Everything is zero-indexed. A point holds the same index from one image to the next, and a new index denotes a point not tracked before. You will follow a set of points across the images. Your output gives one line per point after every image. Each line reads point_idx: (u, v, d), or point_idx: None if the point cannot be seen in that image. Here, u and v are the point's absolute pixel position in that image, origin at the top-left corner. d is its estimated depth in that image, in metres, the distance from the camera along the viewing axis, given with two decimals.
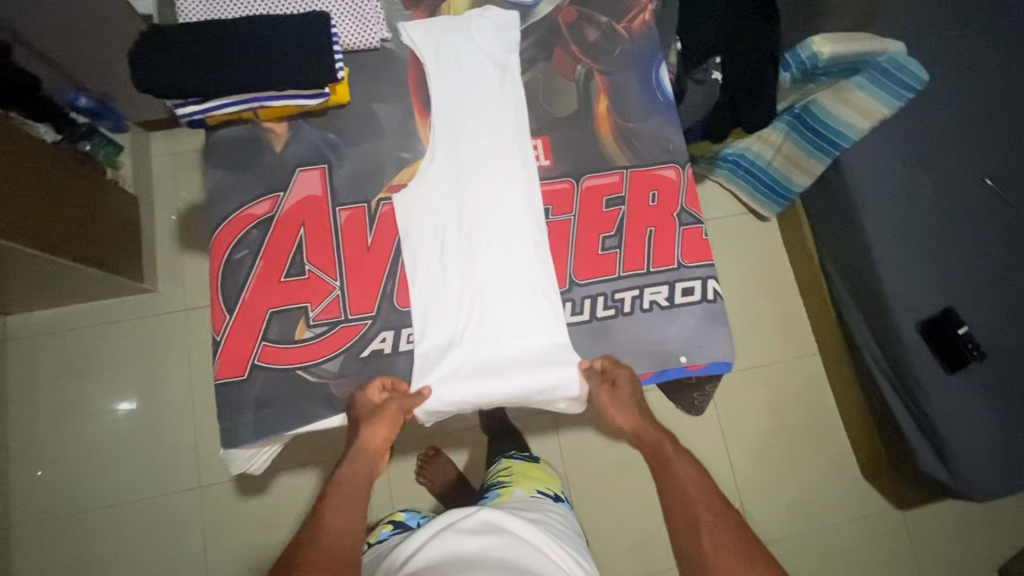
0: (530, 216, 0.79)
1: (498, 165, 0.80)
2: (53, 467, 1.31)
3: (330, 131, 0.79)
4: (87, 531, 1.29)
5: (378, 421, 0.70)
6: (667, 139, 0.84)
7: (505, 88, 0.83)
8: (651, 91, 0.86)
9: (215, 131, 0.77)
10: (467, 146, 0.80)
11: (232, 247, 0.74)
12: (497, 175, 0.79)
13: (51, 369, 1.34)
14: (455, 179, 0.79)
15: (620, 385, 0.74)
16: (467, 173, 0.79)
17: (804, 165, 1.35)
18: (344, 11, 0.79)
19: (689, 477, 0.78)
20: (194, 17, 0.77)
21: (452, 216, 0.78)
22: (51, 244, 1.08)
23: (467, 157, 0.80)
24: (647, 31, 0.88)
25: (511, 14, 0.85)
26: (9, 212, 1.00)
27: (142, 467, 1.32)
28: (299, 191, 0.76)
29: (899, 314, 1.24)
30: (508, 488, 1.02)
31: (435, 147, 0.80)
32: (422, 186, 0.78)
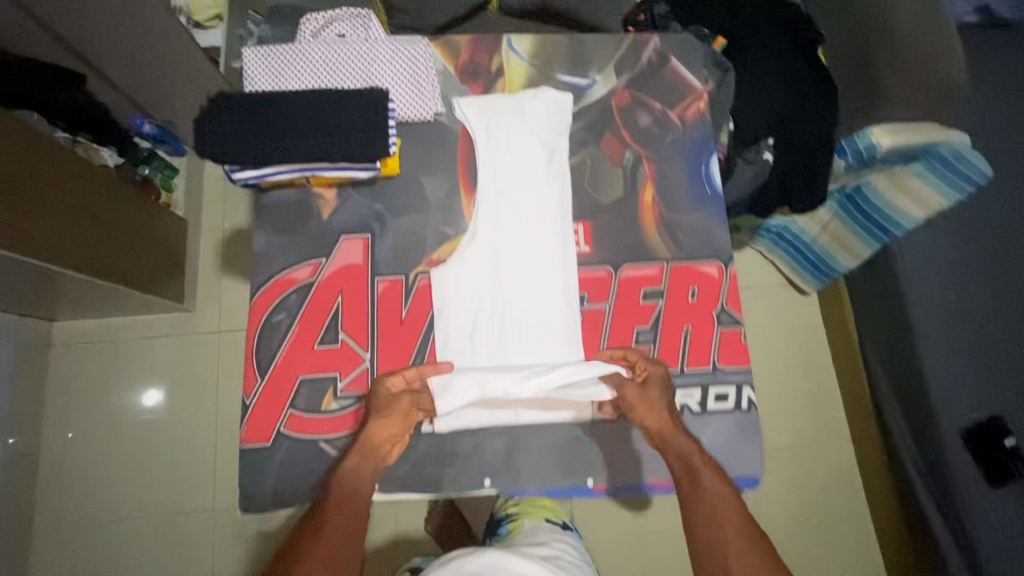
0: (564, 302, 0.78)
1: (540, 247, 0.80)
2: (80, 473, 1.35)
3: (377, 200, 0.80)
4: (104, 540, 1.32)
5: (388, 417, 0.69)
6: (711, 234, 0.82)
7: (552, 170, 0.83)
8: (700, 182, 0.84)
9: (265, 193, 0.79)
10: (510, 225, 0.80)
11: (271, 310, 0.75)
12: (538, 258, 0.79)
13: (89, 378, 1.40)
14: (495, 258, 0.79)
15: (653, 383, 0.73)
16: (507, 253, 0.79)
17: (852, 246, 1.33)
18: (403, 86, 0.82)
19: (722, 495, 0.67)
20: (260, 83, 0.80)
21: (488, 295, 0.78)
22: (103, 268, 1.13)
23: (509, 237, 0.80)
24: (700, 120, 0.87)
25: (566, 93, 0.85)
26: (70, 239, 1.05)
27: (164, 482, 1.36)
28: (341, 258, 0.78)
29: (943, 416, 1.17)
30: (517, 522, 0.98)
31: (478, 225, 0.80)
32: (461, 262, 0.78)
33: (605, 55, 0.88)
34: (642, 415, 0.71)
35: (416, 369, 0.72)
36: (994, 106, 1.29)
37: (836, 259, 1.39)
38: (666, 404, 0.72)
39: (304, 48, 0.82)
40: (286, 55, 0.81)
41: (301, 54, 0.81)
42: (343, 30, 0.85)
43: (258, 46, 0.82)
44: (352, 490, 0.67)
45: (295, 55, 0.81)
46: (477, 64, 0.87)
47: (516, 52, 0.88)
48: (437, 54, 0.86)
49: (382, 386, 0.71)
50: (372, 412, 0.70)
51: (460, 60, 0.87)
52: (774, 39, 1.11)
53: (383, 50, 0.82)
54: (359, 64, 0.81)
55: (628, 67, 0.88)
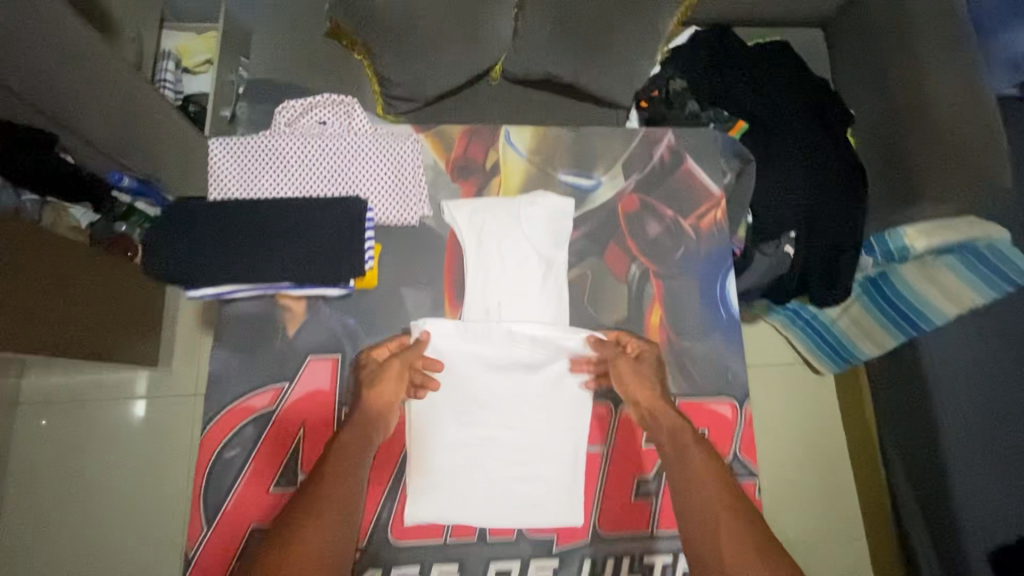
0: (555, 443, 0.70)
1: (531, 377, 0.71)
2: (40, 542, 1.27)
3: (352, 315, 0.72)
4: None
5: (383, 381, 0.68)
6: (725, 366, 0.73)
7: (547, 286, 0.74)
8: (714, 304, 0.75)
9: (228, 305, 0.70)
10: (497, 350, 0.71)
11: (223, 444, 0.67)
12: (527, 389, 0.71)
13: (56, 438, 1.32)
14: (480, 388, 0.70)
15: (643, 359, 0.71)
16: (493, 382, 0.71)
17: (876, 336, 1.21)
18: (386, 188, 0.74)
19: (711, 471, 0.64)
20: (226, 182, 0.72)
21: (469, 431, 0.69)
22: (69, 348, 1.05)
23: (496, 364, 0.71)
24: (717, 231, 0.78)
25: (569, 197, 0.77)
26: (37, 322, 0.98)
27: (128, 555, 1.27)
28: (305, 384, 0.69)
29: (969, 535, 1.07)
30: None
31: (462, 349, 0.71)
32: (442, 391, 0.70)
33: (613, 153, 0.80)
34: (634, 391, 0.70)
35: (396, 337, 0.71)
36: None
37: (858, 345, 1.26)
38: (660, 379, 0.71)
39: (277, 141, 0.73)
40: (256, 150, 0.73)
41: (273, 149, 0.73)
42: (322, 117, 0.76)
43: (226, 136, 0.74)
44: (368, 446, 0.65)
45: (267, 150, 0.73)
46: (470, 160, 0.78)
47: (514, 146, 0.79)
48: (426, 146, 0.78)
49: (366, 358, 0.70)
50: (364, 382, 0.68)
51: (452, 154, 0.78)
52: (799, 122, 1.02)
53: (365, 145, 0.74)
54: (338, 162, 0.73)
55: (638, 167, 0.79)
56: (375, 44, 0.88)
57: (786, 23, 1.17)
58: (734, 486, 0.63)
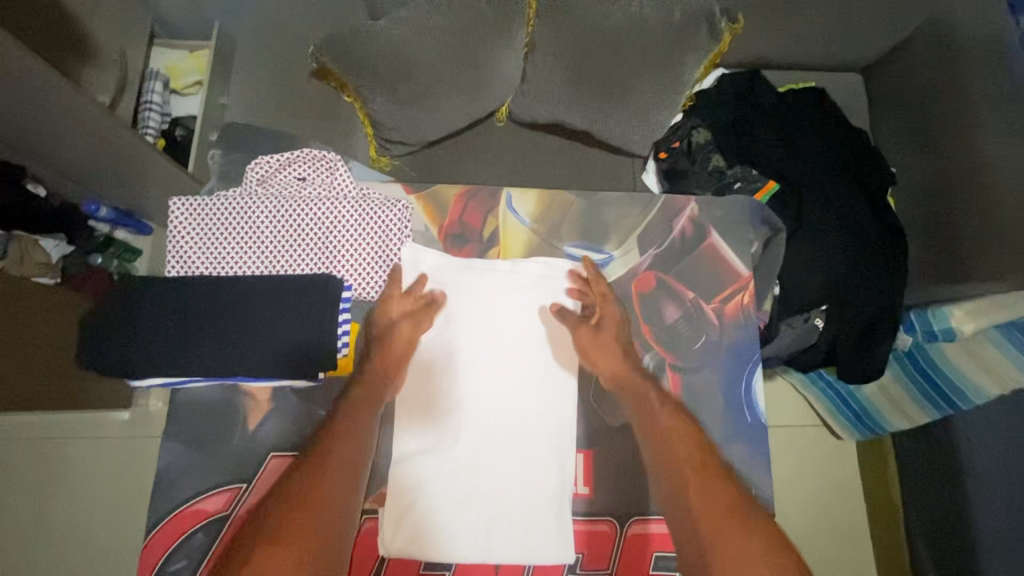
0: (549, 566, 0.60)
1: (525, 486, 0.62)
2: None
3: (323, 407, 0.63)
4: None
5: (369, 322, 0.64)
6: (749, 482, 0.63)
7: (548, 378, 0.65)
8: (738, 407, 0.65)
9: (180, 390, 0.62)
10: (486, 453, 0.62)
11: (168, 554, 0.58)
12: (520, 501, 0.61)
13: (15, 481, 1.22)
14: (465, 499, 0.61)
15: (609, 324, 0.66)
16: (482, 491, 0.61)
17: (907, 409, 1.11)
18: (368, 262, 0.66)
19: (684, 434, 0.62)
20: (186, 251, 0.64)
21: (452, 548, 0.60)
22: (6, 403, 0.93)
23: (484, 470, 0.62)
24: (743, 319, 0.68)
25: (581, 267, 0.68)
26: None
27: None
28: (265, 487, 0.60)
29: None
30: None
31: (449, 451, 0.62)
32: (421, 498, 0.61)
33: (626, 223, 0.71)
34: (599, 362, 0.65)
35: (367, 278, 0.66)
36: None
37: (884, 415, 1.16)
38: (624, 341, 0.66)
39: (247, 202, 0.65)
40: (222, 214, 0.64)
41: (243, 211, 0.65)
42: (301, 173, 0.68)
43: (189, 196, 0.66)
44: (370, 405, 0.61)
45: (234, 215, 0.65)
46: (466, 227, 0.69)
47: (516, 212, 0.70)
48: (417, 211, 0.69)
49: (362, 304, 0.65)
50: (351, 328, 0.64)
51: (446, 220, 0.69)
52: (833, 181, 0.92)
53: (347, 210, 0.66)
54: (315, 230, 0.65)
55: (655, 241, 0.70)
56: (367, 88, 0.80)
57: (822, 68, 1.07)
58: (706, 445, 0.61)
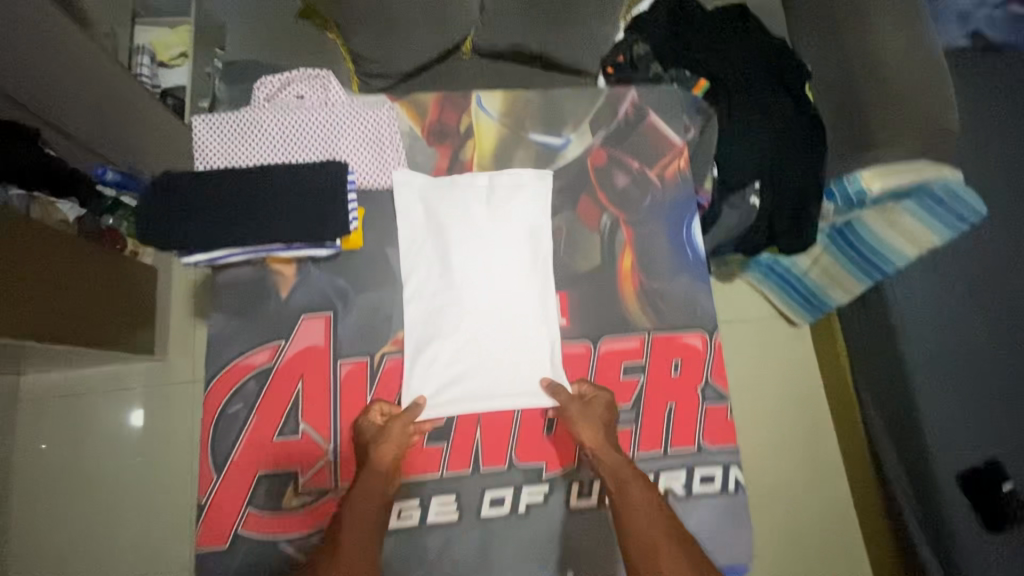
0: (545, 406, 0.73)
1: (520, 351, 0.74)
2: (47, 536, 1.30)
3: (340, 275, 0.76)
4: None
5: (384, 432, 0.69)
6: (694, 303, 0.78)
7: (532, 267, 0.77)
8: (681, 247, 0.80)
9: (221, 271, 0.74)
10: (484, 329, 0.75)
11: (227, 400, 0.71)
12: (517, 362, 0.74)
13: (55, 435, 1.34)
14: (471, 366, 0.74)
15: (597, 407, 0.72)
16: (484, 359, 0.74)
17: (843, 282, 1.27)
18: (365, 155, 0.78)
19: (650, 504, 0.64)
20: (212, 157, 0.76)
21: (465, 405, 0.72)
22: (25, 332, 0.99)
23: (484, 341, 0.74)
24: (681, 179, 0.83)
25: (549, 174, 0.80)
26: (6, 304, 0.96)
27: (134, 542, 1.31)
28: (301, 341, 0.73)
29: (937, 459, 1.13)
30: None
31: (453, 330, 0.75)
32: (432, 367, 0.73)
33: (580, 111, 0.84)
34: (580, 432, 0.70)
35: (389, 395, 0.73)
36: (993, 133, 1.22)
37: (828, 294, 1.33)
38: (607, 420, 0.71)
39: (258, 113, 0.77)
40: (239, 125, 0.76)
41: (254, 121, 0.77)
42: (300, 91, 0.80)
43: (210, 114, 0.78)
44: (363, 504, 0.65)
45: (249, 125, 0.77)
46: (445, 125, 0.82)
47: (485, 110, 0.83)
48: (402, 114, 0.82)
49: (374, 409, 0.71)
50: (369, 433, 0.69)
51: (427, 120, 0.82)
52: (758, 78, 1.07)
53: (343, 114, 0.78)
54: (317, 131, 0.77)
55: (605, 124, 0.84)
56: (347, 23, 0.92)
57: None
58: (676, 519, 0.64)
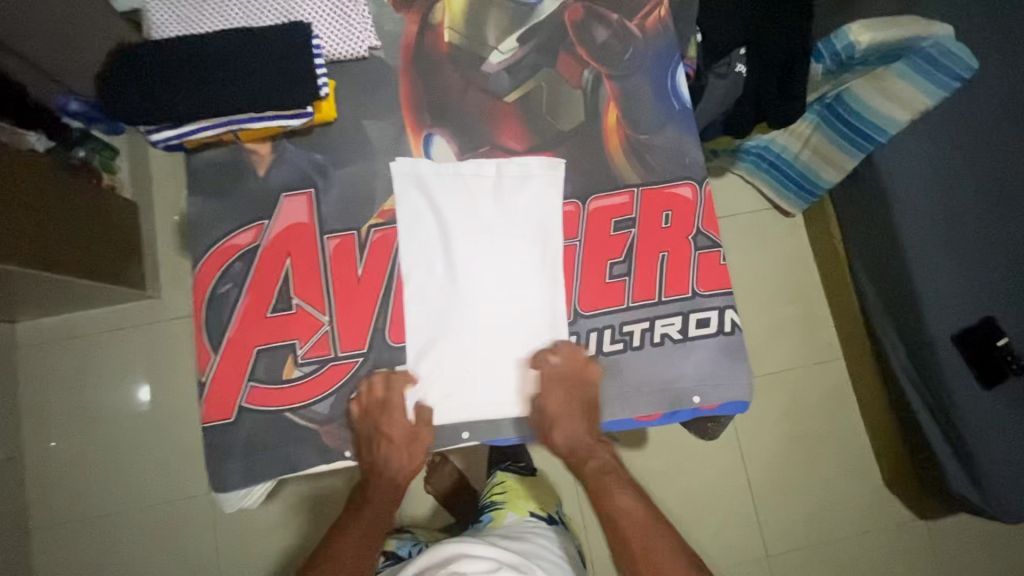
0: (540, 310, 0.72)
1: (525, 345, 0.71)
2: (64, 488, 1.31)
3: (318, 150, 0.74)
4: (102, 558, 1.29)
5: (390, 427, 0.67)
6: (683, 153, 0.76)
7: (538, 268, 0.72)
8: (666, 98, 0.78)
9: (195, 153, 0.72)
10: (488, 330, 0.71)
11: (216, 280, 0.70)
12: (516, 299, 0.72)
13: (59, 388, 1.33)
14: (470, 366, 0.70)
15: (560, 374, 0.69)
16: (478, 268, 0.72)
17: (834, 159, 1.25)
18: (330, 17, 0.72)
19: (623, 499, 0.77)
20: (169, 31, 0.70)
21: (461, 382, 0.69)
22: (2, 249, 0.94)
23: (485, 335, 0.71)
24: (663, 29, 0.79)
25: (558, 163, 0.75)
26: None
27: (154, 485, 1.31)
28: (284, 218, 0.72)
29: (934, 324, 1.15)
30: (501, 511, 0.96)
31: (454, 338, 0.71)
32: (421, 285, 0.71)
33: None
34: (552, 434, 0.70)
35: (381, 376, 0.68)
36: None
37: (820, 176, 1.31)
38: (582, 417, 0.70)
39: None
40: None
41: None
42: None
43: None
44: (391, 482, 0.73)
45: None
46: None
47: None
48: None
49: (364, 398, 0.68)
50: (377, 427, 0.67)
51: None
52: None
53: None
54: None
55: None
56: None
57: None
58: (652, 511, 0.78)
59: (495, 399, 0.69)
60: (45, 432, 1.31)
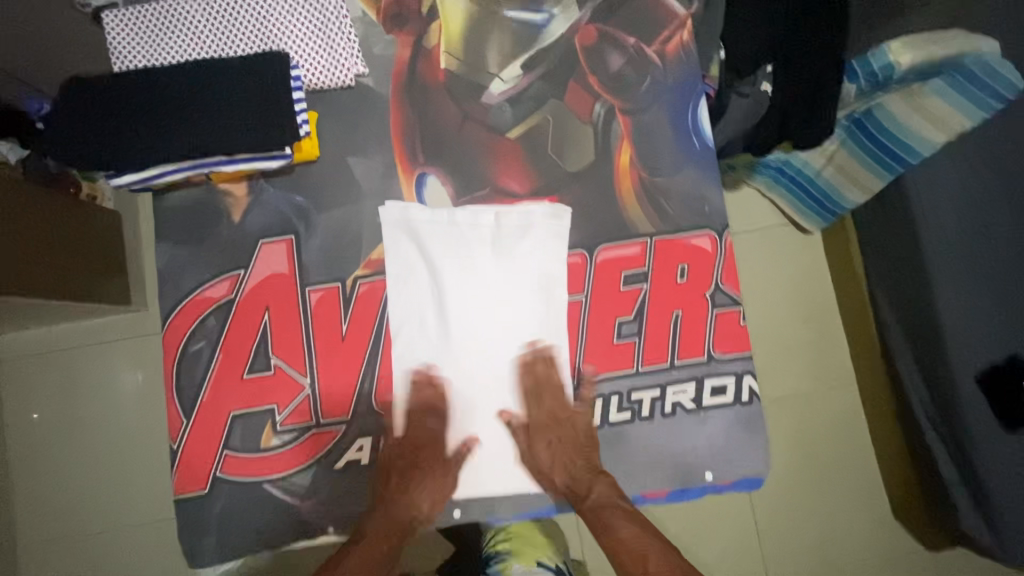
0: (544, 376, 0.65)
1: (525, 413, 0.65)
2: (41, 468, 1.27)
3: (298, 192, 0.66)
4: (83, 545, 1.26)
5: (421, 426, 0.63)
6: (703, 199, 0.69)
7: (539, 327, 0.66)
8: (686, 135, 0.70)
9: (163, 196, 0.65)
10: (483, 394, 0.65)
11: (187, 338, 0.64)
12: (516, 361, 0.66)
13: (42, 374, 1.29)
14: (468, 434, 0.65)
15: (548, 396, 0.65)
16: (475, 327, 0.66)
17: (860, 178, 1.16)
18: (311, 46, 0.65)
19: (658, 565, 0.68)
20: (132, 64, 0.64)
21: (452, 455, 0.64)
22: None
23: (484, 398, 0.65)
24: (685, 55, 0.71)
25: (563, 211, 0.68)
26: None
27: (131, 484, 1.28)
28: (261, 269, 0.65)
29: (956, 359, 1.04)
30: (508, 563, 0.90)
31: (449, 402, 0.64)
32: (410, 346, 0.65)
33: None
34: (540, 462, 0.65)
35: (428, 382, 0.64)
36: None
37: (844, 194, 1.22)
38: (566, 446, 0.65)
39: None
40: (156, 20, 0.64)
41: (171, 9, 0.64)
42: None
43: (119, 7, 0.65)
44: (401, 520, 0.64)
45: (168, 20, 0.64)
46: (403, 6, 0.69)
47: None
48: None
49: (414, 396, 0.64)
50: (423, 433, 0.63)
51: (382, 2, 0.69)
52: None
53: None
54: (249, 17, 0.64)
55: None
56: None
57: None
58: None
59: (495, 472, 0.64)
60: (28, 414, 1.28)
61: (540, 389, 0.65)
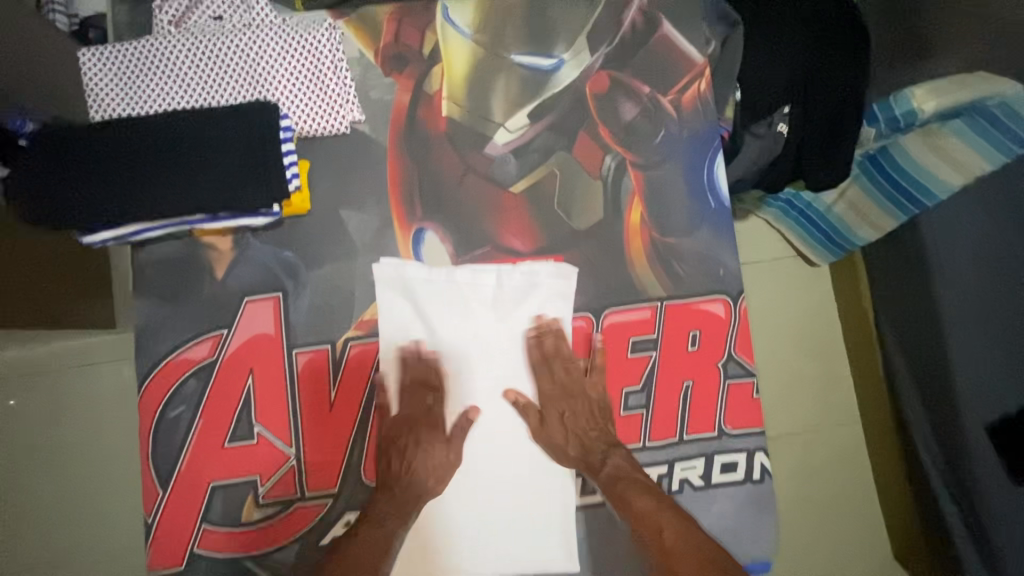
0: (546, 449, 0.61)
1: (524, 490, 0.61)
2: None
3: (287, 248, 0.62)
4: None
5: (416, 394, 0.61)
6: (716, 262, 0.65)
7: (538, 369, 0.62)
8: (700, 192, 0.66)
9: (142, 248, 0.61)
10: (479, 468, 0.61)
11: (166, 403, 0.60)
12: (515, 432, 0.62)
13: None
14: (462, 508, 0.60)
15: (559, 367, 0.62)
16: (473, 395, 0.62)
17: (874, 216, 0.97)
18: (303, 92, 0.61)
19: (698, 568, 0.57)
20: (112, 112, 0.60)
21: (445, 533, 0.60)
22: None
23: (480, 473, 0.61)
24: (701, 106, 0.67)
25: (569, 272, 0.64)
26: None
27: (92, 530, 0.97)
28: (246, 329, 0.61)
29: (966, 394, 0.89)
30: None
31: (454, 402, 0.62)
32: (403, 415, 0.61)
33: (572, 22, 0.67)
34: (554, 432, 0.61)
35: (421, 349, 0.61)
36: None
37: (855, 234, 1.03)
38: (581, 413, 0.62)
39: (162, 41, 0.60)
40: (140, 65, 0.60)
41: (158, 51, 0.60)
42: (215, 11, 0.63)
43: (99, 47, 0.61)
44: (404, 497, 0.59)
45: (151, 65, 0.60)
46: (404, 48, 0.65)
47: (455, 25, 0.65)
48: (349, 35, 0.65)
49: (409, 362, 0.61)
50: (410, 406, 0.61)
51: (382, 42, 0.65)
52: None
53: (270, 39, 0.61)
54: (239, 59, 0.60)
55: (605, 39, 0.67)
56: None
57: None
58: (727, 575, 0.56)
59: (491, 553, 0.60)
60: None
61: (547, 359, 0.62)
